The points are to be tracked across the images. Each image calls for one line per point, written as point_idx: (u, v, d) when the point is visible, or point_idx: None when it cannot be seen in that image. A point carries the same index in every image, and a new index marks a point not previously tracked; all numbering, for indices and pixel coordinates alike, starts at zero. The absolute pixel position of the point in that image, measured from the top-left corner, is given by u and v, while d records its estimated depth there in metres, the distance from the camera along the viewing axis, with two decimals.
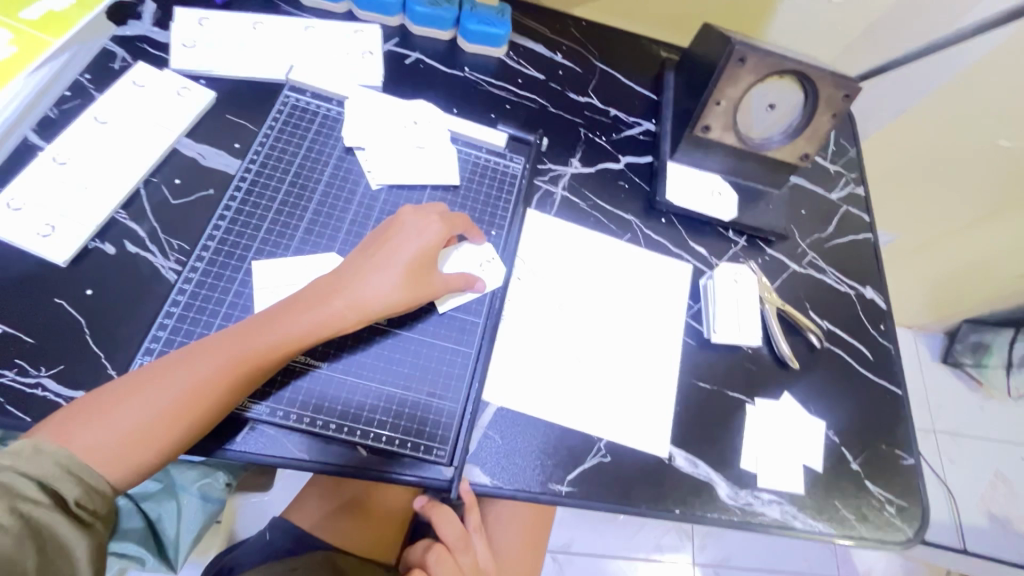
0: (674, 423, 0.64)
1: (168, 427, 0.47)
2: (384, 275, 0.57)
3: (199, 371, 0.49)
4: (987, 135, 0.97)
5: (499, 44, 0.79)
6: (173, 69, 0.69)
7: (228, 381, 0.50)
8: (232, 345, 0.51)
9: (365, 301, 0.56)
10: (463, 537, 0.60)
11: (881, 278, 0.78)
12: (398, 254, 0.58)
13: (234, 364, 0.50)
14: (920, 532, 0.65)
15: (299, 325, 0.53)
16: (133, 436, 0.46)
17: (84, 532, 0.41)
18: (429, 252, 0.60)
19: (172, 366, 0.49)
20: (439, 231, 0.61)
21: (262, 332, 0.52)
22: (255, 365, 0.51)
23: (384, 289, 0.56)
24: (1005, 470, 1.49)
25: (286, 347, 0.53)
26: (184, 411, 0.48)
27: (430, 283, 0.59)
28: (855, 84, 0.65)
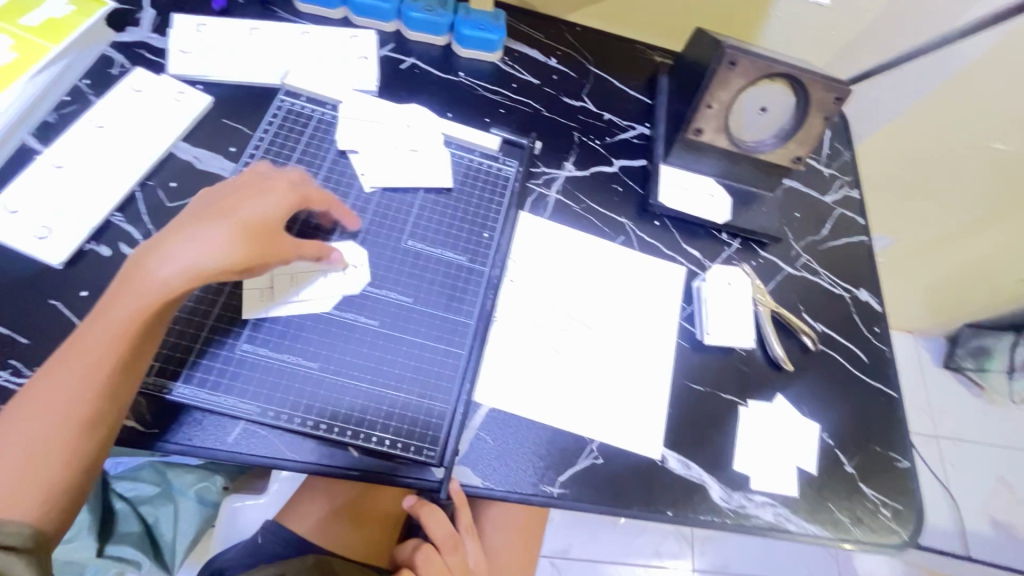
0: (666, 425, 0.64)
1: (51, 452, 0.44)
2: (211, 231, 0.51)
3: (57, 390, 0.45)
4: (982, 138, 0.97)
5: (493, 49, 0.79)
6: (171, 75, 0.69)
7: (91, 383, 0.46)
8: (79, 351, 0.46)
9: (198, 264, 0.49)
10: (452, 537, 0.60)
11: (875, 280, 0.78)
12: (231, 212, 0.53)
13: (90, 366, 0.46)
14: (914, 535, 0.65)
15: (138, 302, 0.48)
16: (17, 478, 0.42)
17: (20, 555, 0.41)
18: (265, 207, 0.55)
19: (24, 399, 0.45)
20: (281, 188, 0.57)
21: (100, 325, 0.47)
22: (115, 356, 0.47)
23: (213, 242, 0.50)
24: (1007, 475, 1.48)
25: (133, 325, 0.47)
26: (58, 432, 0.44)
27: (274, 235, 0.55)
28: (846, 87, 0.65)
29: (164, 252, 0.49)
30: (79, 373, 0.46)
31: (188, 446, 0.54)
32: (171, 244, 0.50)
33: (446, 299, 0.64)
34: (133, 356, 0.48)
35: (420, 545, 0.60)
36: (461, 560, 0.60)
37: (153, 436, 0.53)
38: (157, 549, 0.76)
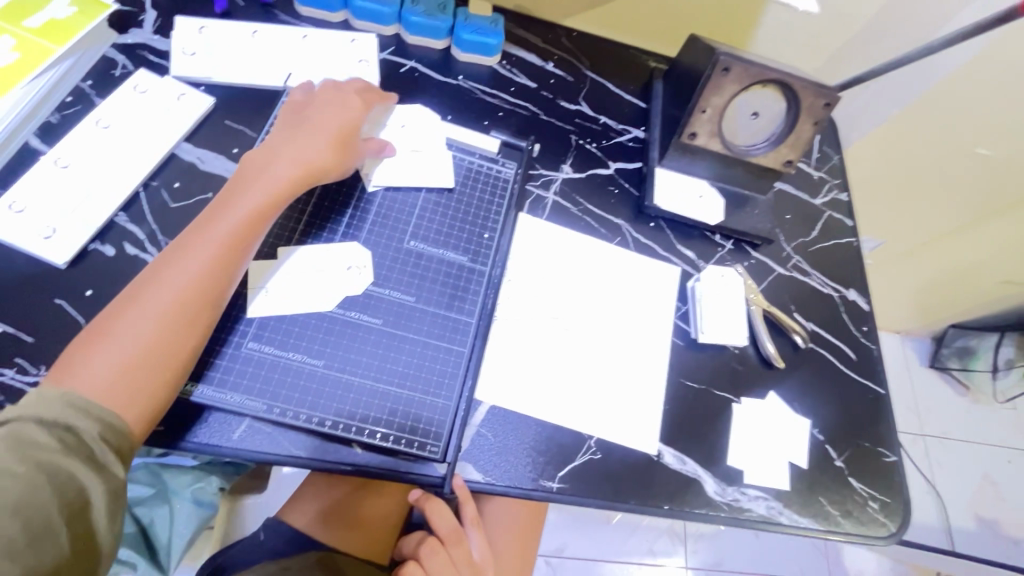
0: (662, 421, 0.66)
1: (159, 342, 0.50)
2: (310, 140, 0.63)
3: (168, 280, 0.52)
4: (967, 143, 1.00)
5: (492, 53, 0.81)
6: (173, 76, 0.70)
7: (199, 279, 0.53)
8: (193, 245, 0.54)
9: (302, 168, 0.61)
10: (455, 530, 0.62)
11: (863, 280, 0.80)
12: (317, 123, 0.64)
13: (199, 260, 0.53)
14: (902, 527, 0.67)
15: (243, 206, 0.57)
16: (129, 362, 0.48)
17: (96, 474, 0.43)
18: (337, 115, 0.65)
19: (142, 287, 0.52)
20: (353, 100, 0.67)
21: (210, 226, 0.56)
22: (220, 254, 0.54)
23: (313, 150, 0.62)
24: (991, 472, 1.51)
25: (239, 225, 0.56)
26: (169, 323, 0.50)
27: (347, 138, 0.65)
28: (836, 93, 0.68)
29: (271, 162, 0.60)
30: (190, 265, 0.53)
31: (193, 443, 0.54)
32: (275, 156, 0.61)
33: (448, 299, 0.65)
34: (234, 254, 0.55)
35: (425, 539, 0.61)
36: (465, 553, 0.62)
37: (159, 434, 0.54)
38: (153, 551, 0.72)
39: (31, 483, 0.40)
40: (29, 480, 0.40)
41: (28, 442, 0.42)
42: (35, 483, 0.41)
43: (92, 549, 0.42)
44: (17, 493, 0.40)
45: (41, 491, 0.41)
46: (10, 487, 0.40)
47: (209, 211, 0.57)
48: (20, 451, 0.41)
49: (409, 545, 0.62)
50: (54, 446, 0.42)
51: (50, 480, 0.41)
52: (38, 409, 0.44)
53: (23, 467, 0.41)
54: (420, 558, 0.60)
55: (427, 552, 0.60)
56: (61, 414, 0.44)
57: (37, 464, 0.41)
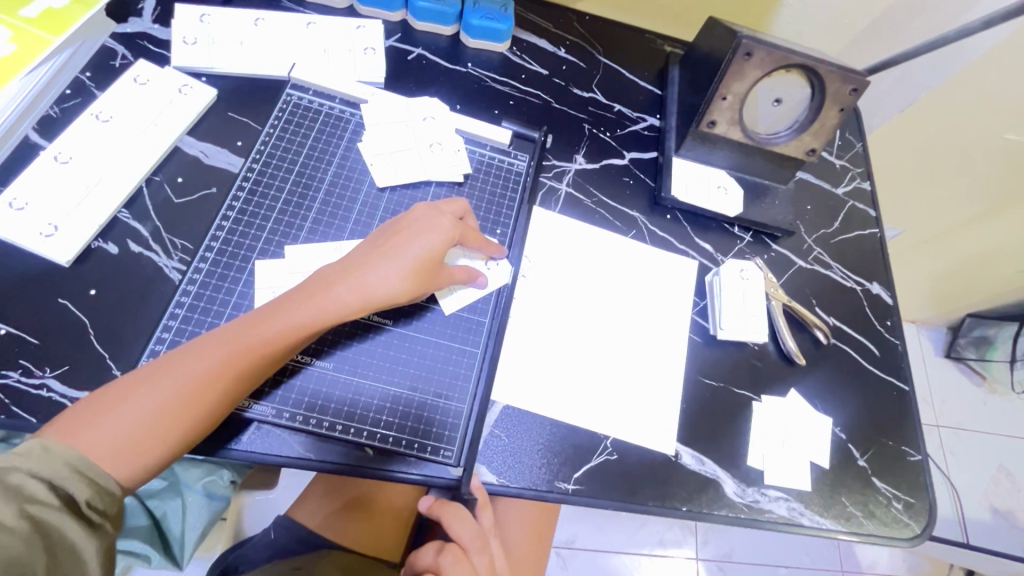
0: (680, 421, 0.64)
1: (176, 419, 0.47)
2: (392, 265, 0.55)
3: (203, 361, 0.48)
4: (995, 128, 0.96)
5: (502, 39, 0.78)
6: (175, 66, 0.68)
7: (233, 369, 0.49)
8: (237, 335, 0.50)
9: (374, 295, 0.54)
10: (476, 538, 0.57)
11: (887, 273, 0.78)
12: (407, 247, 0.56)
13: (240, 353, 0.49)
14: (927, 528, 0.65)
15: (304, 318, 0.52)
16: (140, 432, 0.45)
17: (93, 534, 0.40)
18: (439, 255, 0.57)
19: (177, 357, 0.48)
20: (450, 227, 0.58)
21: (266, 322, 0.51)
22: (263, 354, 0.50)
23: (390, 278, 0.55)
24: (1008, 464, 1.49)
25: (290, 339, 0.51)
26: (192, 406, 0.47)
27: (433, 283, 0.58)
28: (863, 78, 0.64)
29: (352, 276, 0.54)
30: (229, 356, 0.49)
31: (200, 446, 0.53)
32: (353, 274, 0.54)
33: (464, 296, 0.63)
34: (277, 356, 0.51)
35: (444, 547, 0.56)
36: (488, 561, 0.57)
37: None
38: (166, 542, 0.73)
39: (27, 541, 0.37)
40: (25, 538, 0.37)
41: (25, 498, 0.38)
42: (31, 541, 0.37)
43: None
44: (12, 551, 0.37)
45: (36, 549, 0.38)
46: (6, 543, 0.37)
47: (275, 301, 0.53)
48: (17, 505, 0.38)
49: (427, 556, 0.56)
50: (52, 502, 0.39)
51: (45, 540, 0.38)
52: (36, 462, 0.40)
53: (22, 526, 0.37)
54: (440, 569, 0.54)
55: (447, 562, 0.54)
56: (61, 473, 0.40)
57: (34, 522, 0.38)
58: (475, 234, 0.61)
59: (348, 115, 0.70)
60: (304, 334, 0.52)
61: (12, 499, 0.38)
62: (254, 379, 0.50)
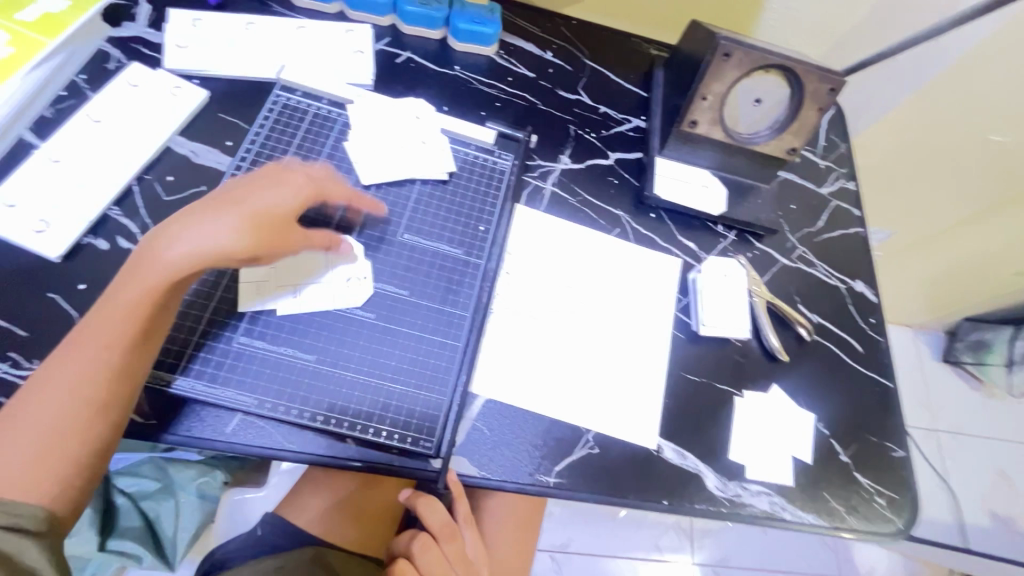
0: (662, 416, 0.64)
1: (65, 430, 0.46)
2: (222, 219, 0.52)
3: (68, 369, 0.47)
4: (980, 129, 0.97)
5: (488, 43, 0.80)
6: (167, 69, 0.70)
7: (101, 364, 0.48)
8: (92, 334, 0.48)
9: (207, 250, 0.50)
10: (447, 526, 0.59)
11: (871, 271, 0.79)
12: (242, 202, 0.53)
13: (101, 347, 0.48)
14: (909, 524, 0.65)
15: (143, 285, 0.49)
16: (39, 453, 0.45)
17: (29, 538, 0.42)
18: (282, 210, 0.55)
19: (46, 372, 0.47)
20: (296, 182, 0.57)
21: (108, 311, 0.49)
22: (123, 341, 0.49)
23: (222, 231, 0.51)
24: (1006, 468, 1.48)
25: (139, 316, 0.49)
26: (76, 414, 0.46)
27: (285, 239, 0.55)
28: (840, 78, 0.66)
29: (179, 233, 0.51)
30: (94, 353, 0.48)
31: (192, 439, 0.54)
32: (179, 230, 0.51)
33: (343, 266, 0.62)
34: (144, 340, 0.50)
35: (416, 535, 0.58)
36: (457, 549, 0.59)
37: (153, 428, 0.53)
38: (158, 544, 0.74)
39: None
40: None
41: None
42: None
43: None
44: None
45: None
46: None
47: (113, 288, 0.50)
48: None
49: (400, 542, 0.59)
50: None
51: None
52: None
53: None
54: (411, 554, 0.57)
55: (418, 548, 0.57)
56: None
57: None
58: (341, 191, 0.61)
59: (335, 116, 0.71)
60: (159, 305, 0.50)
61: None
62: (136, 368, 0.50)
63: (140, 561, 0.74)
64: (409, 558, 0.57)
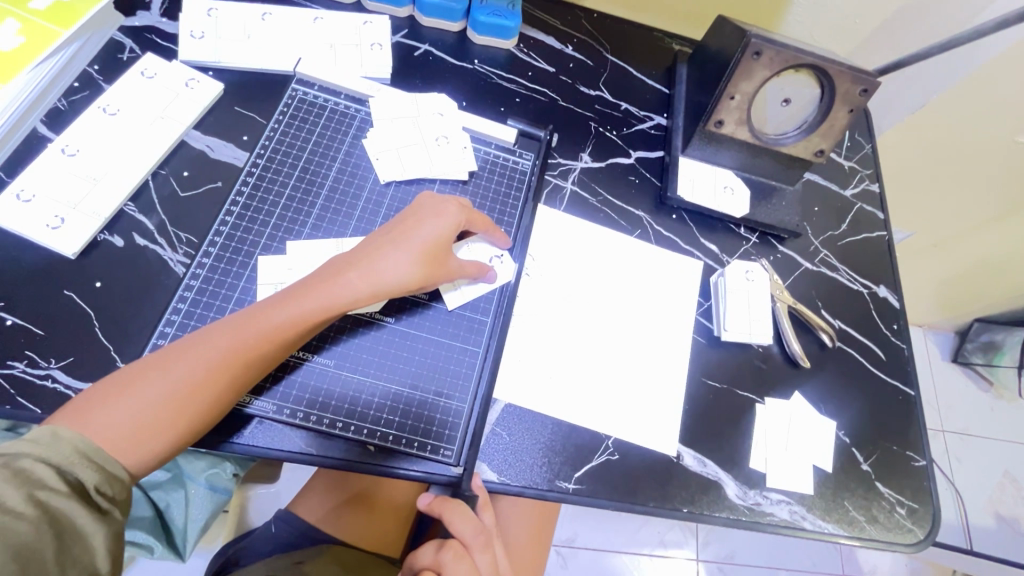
0: (682, 422, 0.63)
1: (187, 406, 0.47)
2: (398, 254, 0.56)
3: (209, 350, 0.48)
4: (1006, 132, 0.95)
5: (508, 36, 0.78)
6: (181, 60, 0.68)
7: (243, 353, 0.49)
8: (242, 329, 0.50)
9: (383, 283, 0.55)
10: (479, 535, 0.56)
11: (895, 276, 0.77)
12: (414, 235, 0.57)
13: (247, 343, 0.49)
14: (930, 534, 0.64)
15: (308, 309, 0.52)
16: (152, 419, 0.45)
17: (100, 521, 0.40)
18: (446, 240, 0.59)
19: (187, 347, 0.48)
20: (455, 213, 0.60)
21: (266, 316, 0.51)
22: (265, 346, 0.50)
23: (398, 266, 0.56)
24: (1014, 470, 1.48)
25: (289, 331, 0.51)
26: (194, 403, 0.47)
27: (445, 270, 0.59)
28: (873, 79, 0.64)
29: (360, 265, 0.55)
30: (245, 341, 0.49)
31: (205, 441, 0.53)
32: (364, 262, 0.55)
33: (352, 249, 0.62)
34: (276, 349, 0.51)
35: (445, 543, 0.55)
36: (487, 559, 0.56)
37: None
38: (170, 534, 0.74)
39: (35, 526, 0.37)
40: (34, 522, 0.37)
41: (33, 483, 0.38)
42: (41, 525, 0.38)
43: None
44: (20, 536, 0.37)
45: (46, 533, 0.38)
46: (14, 528, 0.37)
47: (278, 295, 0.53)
48: (26, 490, 0.38)
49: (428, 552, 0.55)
50: (60, 489, 0.39)
51: (54, 526, 0.38)
52: (48, 449, 0.40)
53: (29, 508, 0.37)
54: (441, 566, 0.53)
55: (449, 559, 0.53)
56: (70, 460, 0.40)
57: (45, 507, 0.38)
58: (483, 218, 0.63)
59: (353, 111, 0.70)
60: (315, 323, 0.53)
61: (22, 484, 0.38)
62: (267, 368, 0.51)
63: (150, 551, 0.73)
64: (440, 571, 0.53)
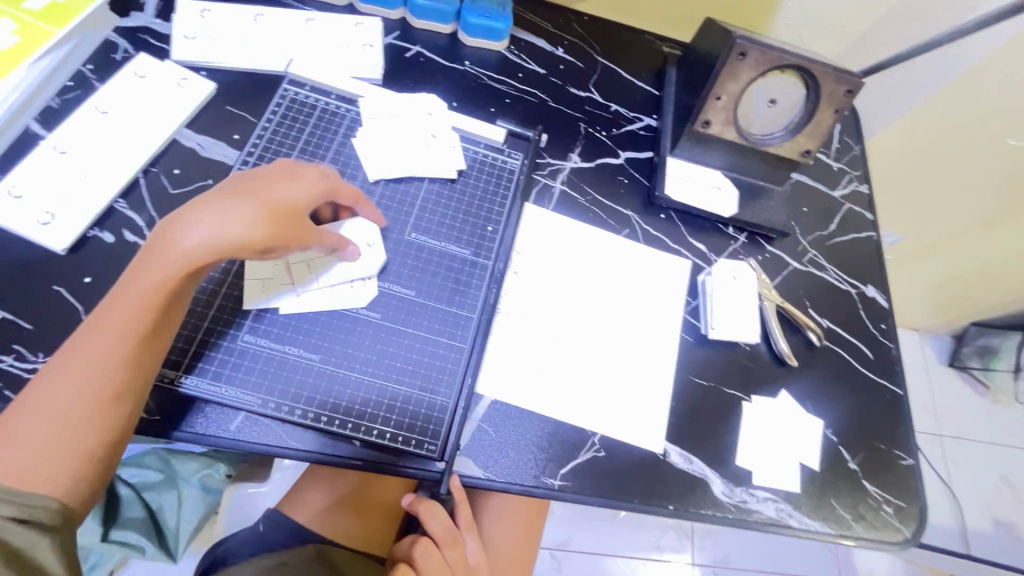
0: (669, 420, 0.64)
1: (70, 426, 0.45)
2: (224, 212, 0.49)
3: (70, 364, 0.46)
4: (996, 133, 0.95)
5: (499, 38, 0.78)
6: (174, 60, 0.69)
7: (106, 354, 0.47)
8: (98, 328, 0.47)
9: (209, 243, 0.48)
10: (452, 532, 0.59)
11: (883, 276, 0.78)
12: (251, 194, 0.52)
13: (103, 342, 0.47)
14: (917, 533, 0.64)
15: (153, 285, 0.48)
16: (55, 440, 0.44)
17: (46, 535, 0.41)
18: (298, 202, 0.54)
19: (50, 369, 0.46)
20: (308, 178, 0.56)
21: (115, 307, 0.48)
22: (124, 335, 0.47)
23: (220, 224, 0.49)
24: (1011, 475, 1.47)
25: (140, 315, 0.48)
26: (73, 420, 0.45)
27: (301, 232, 0.54)
28: (858, 80, 0.65)
29: (185, 224, 0.49)
30: (109, 339, 0.47)
31: (194, 436, 0.53)
32: (181, 221, 0.49)
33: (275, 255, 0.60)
34: (136, 338, 0.48)
35: (417, 540, 0.58)
36: (461, 556, 0.58)
37: (156, 424, 0.53)
38: (161, 534, 0.74)
39: None
40: None
41: None
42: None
43: None
44: None
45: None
46: None
47: (126, 279, 0.49)
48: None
49: (402, 547, 0.59)
50: None
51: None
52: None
53: None
54: (413, 560, 0.57)
55: (420, 552, 0.57)
56: None
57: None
58: (350, 190, 0.60)
59: (344, 111, 0.70)
60: (166, 300, 0.48)
61: None
62: (140, 364, 0.48)
63: (141, 551, 0.73)
64: (411, 564, 0.57)
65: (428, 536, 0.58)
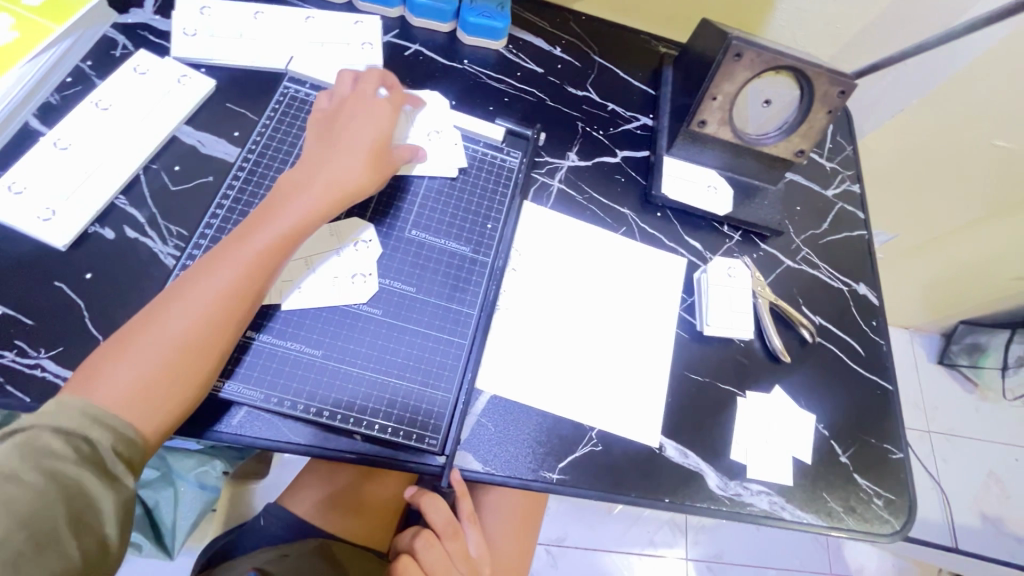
0: (665, 415, 0.65)
1: (184, 357, 0.48)
2: (338, 161, 0.58)
3: (195, 294, 0.49)
4: (985, 134, 0.97)
5: (497, 37, 0.79)
6: (174, 57, 0.69)
7: (235, 287, 0.50)
8: (223, 262, 0.51)
9: (332, 189, 0.57)
10: (452, 524, 0.60)
11: (874, 274, 0.79)
12: (351, 138, 0.60)
13: (231, 274, 0.51)
14: (906, 525, 0.66)
15: (279, 228, 0.54)
16: (168, 369, 0.47)
17: (110, 488, 0.41)
18: (386, 136, 0.61)
19: (168, 298, 0.49)
20: (385, 110, 0.62)
21: (240, 244, 0.52)
22: (251, 269, 0.51)
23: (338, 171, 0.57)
24: (999, 471, 1.50)
25: (265, 253, 0.53)
26: (193, 345, 0.48)
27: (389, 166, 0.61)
28: (851, 81, 0.66)
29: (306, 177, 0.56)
30: (227, 282, 0.50)
31: (195, 431, 0.54)
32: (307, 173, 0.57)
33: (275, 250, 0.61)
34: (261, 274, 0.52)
35: (419, 532, 0.59)
36: (461, 547, 0.59)
37: None
38: (156, 531, 0.75)
39: (43, 494, 0.38)
40: (41, 490, 0.38)
41: (40, 452, 0.39)
42: (47, 493, 0.38)
43: (102, 563, 0.40)
44: (27, 503, 0.37)
45: (52, 502, 0.38)
46: (22, 496, 0.37)
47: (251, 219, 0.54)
48: (33, 460, 0.39)
49: (403, 539, 0.59)
50: (70, 455, 0.40)
51: (65, 493, 0.39)
52: (55, 417, 0.41)
53: (35, 477, 0.38)
54: (415, 551, 0.58)
55: (422, 544, 0.58)
56: (78, 425, 0.41)
57: (52, 475, 0.39)
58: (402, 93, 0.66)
59: None
60: (289, 238, 0.54)
61: (29, 454, 0.39)
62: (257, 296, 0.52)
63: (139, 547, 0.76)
64: (413, 556, 0.58)
65: (429, 529, 0.59)
